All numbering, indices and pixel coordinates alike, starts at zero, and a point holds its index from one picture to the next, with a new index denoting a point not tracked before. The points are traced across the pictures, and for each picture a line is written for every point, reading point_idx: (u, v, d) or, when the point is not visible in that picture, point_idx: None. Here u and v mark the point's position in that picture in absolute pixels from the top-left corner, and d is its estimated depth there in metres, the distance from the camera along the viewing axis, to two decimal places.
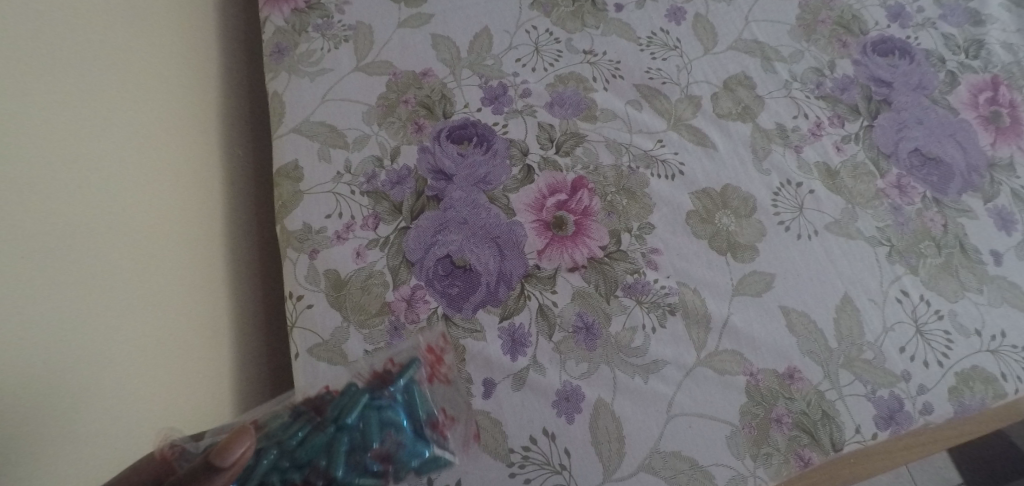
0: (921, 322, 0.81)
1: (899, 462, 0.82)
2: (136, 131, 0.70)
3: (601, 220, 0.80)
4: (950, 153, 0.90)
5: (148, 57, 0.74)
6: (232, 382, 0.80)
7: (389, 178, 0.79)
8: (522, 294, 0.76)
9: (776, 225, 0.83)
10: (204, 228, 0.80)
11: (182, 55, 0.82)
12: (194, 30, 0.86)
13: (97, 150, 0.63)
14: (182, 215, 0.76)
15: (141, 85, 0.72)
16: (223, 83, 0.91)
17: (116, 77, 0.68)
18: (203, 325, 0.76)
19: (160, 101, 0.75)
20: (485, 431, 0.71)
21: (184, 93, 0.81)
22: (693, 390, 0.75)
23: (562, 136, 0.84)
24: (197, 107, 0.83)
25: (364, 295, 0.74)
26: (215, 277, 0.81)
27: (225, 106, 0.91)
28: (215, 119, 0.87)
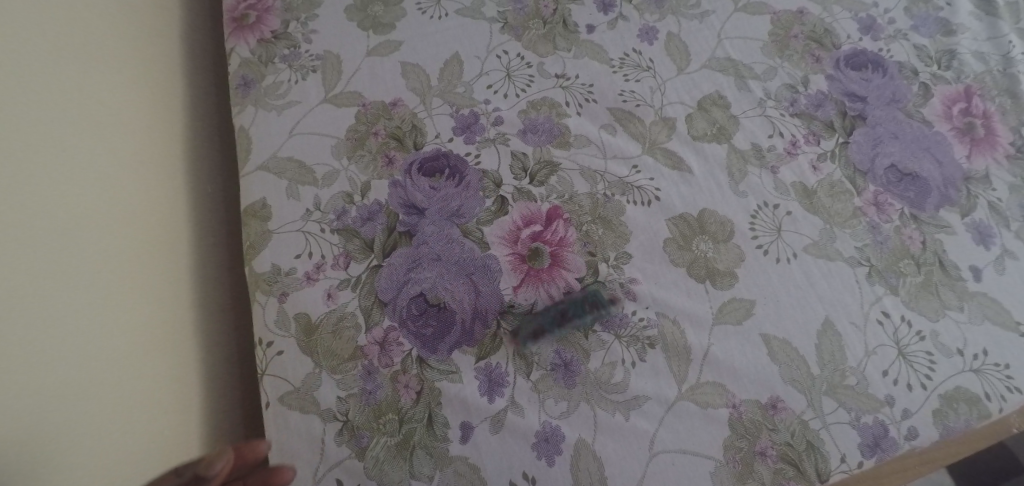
0: (903, 345, 0.81)
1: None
2: (78, 193, 0.67)
3: (578, 251, 0.78)
4: (926, 168, 0.90)
5: (108, 99, 0.73)
6: (203, 429, 0.78)
7: (360, 214, 0.76)
8: (498, 332, 0.73)
9: (754, 249, 0.82)
10: (169, 276, 0.77)
11: (161, 81, 0.83)
12: (175, 61, 0.87)
13: (25, 220, 0.60)
14: (141, 269, 0.73)
15: (84, 142, 0.68)
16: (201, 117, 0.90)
17: (85, 88, 0.69)
18: (168, 379, 0.73)
19: (110, 151, 0.72)
20: (464, 478, 0.68)
21: (160, 117, 0.82)
22: (675, 425, 0.73)
23: (536, 165, 0.81)
24: (170, 133, 0.83)
25: (335, 340, 0.71)
26: (182, 325, 0.78)
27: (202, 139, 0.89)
28: (191, 149, 0.86)
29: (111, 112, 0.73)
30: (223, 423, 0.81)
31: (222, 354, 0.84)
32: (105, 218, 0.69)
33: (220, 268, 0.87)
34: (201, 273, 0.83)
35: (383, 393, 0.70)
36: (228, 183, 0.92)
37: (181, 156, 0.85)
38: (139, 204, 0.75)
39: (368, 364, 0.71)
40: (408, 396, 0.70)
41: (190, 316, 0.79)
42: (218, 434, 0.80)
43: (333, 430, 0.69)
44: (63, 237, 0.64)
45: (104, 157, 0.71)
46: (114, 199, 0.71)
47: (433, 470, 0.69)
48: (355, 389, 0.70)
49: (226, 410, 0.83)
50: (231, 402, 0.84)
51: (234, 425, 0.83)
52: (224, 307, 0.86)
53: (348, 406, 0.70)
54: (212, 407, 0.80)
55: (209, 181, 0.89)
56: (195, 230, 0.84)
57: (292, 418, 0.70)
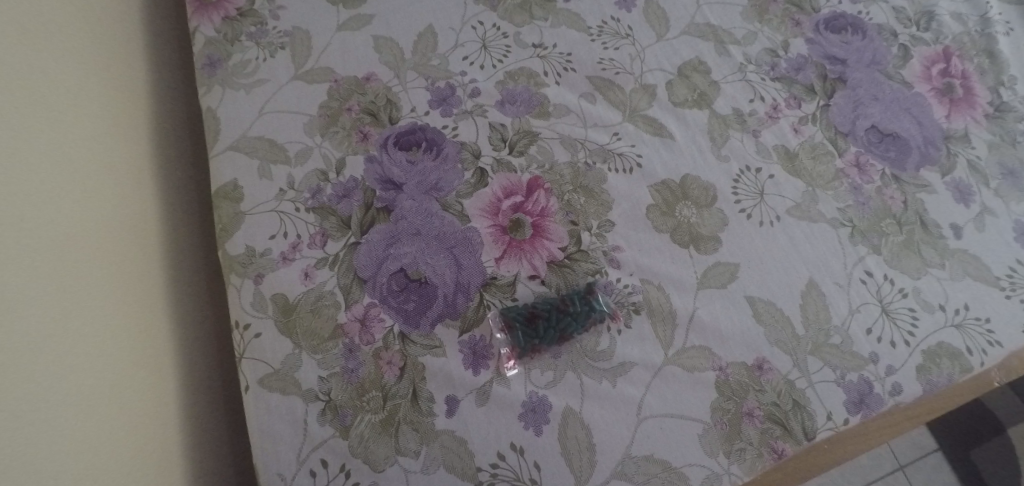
0: (887, 302, 0.81)
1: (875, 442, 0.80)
2: (60, 169, 0.62)
3: (560, 220, 0.77)
4: (906, 128, 0.89)
5: (92, 75, 0.70)
6: (189, 432, 0.72)
7: (335, 191, 0.74)
8: (481, 304, 0.73)
9: (737, 213, 0.82)
10: (141, 270, 0.71)
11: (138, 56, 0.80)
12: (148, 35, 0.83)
13: (26, 192, 0.58)
14: (112, 265, 0.67)
15: (67, 114, 0.65)
16: (180, 94, 0.87)
17: (71, 61, 0.67)
18: (147, 382, 0.68)
19: (70, 137, 0.65)
20: (451, 451, 0.68)
21: (140, 93, 0.79)
22: (663, 390, 0.74)
23: (515, 136, 0.80)
24: (153, 111, 0.80)
25: (314, 319, 0.70)
26: (158, 321, 0.72)
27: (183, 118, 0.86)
28: (173, 126, 0.84)
29: (68, 94, 0.66)
30: (208, 422, 0.76)
31: (201, 349, 0.78)
32: (98, 198, 0.67)
33: (194, 258, 0.81)
34: (174, 265, 0.77)
35: (366, 370, 0.69)
36: (196, 166, 0.86)
37: (146, 139, 0.78)
38: (109, 193, 0.69)
39: (350, 342, 0.70)
40: (392, 373, 0.69)
41: (166, 311, 0.73)
42: (204, 435, 0.75)
43: (316, 410, 0.68)
44: (61, 213, 0.61)
45: (65, 144, 0.64)
46: (98, 176, 0.68)
47: (420, 445, 0.68)
48: (337, 368, 0.69)
49: (210, 409, 0.77)
50: (214, 398, 0.78)
51: (219, 423, 0.78)
52: (200, 298, 0.80)
53: (330, 385, 0.68)
54: (197, 407, 0.75)
55: (176, 164, 0.82)
56: (166, 219, 0.78)
57: (273, 400, 0.68)
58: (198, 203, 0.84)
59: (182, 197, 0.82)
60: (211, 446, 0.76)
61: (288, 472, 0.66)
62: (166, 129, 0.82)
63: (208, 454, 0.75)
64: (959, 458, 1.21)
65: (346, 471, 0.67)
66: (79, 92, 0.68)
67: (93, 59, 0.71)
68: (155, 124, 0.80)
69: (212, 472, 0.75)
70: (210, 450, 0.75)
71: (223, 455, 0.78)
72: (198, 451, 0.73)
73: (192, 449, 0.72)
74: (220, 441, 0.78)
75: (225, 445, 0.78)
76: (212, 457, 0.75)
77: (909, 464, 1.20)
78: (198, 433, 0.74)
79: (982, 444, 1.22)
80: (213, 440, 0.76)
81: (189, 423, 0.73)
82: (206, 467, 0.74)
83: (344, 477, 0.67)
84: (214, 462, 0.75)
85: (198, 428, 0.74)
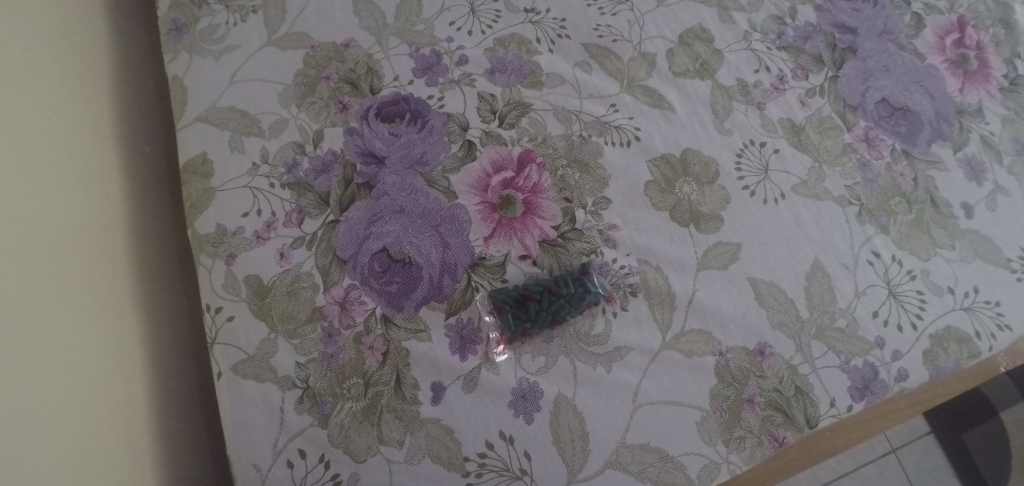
0: (894, 284, 0.77)
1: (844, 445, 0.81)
2: (19, 140, 0.58)
3: (552, 197, 0.73)
4: (918, 102, 0.85)
5: (55, 39, 0.65)
6: (158, 427, 0.67)
7: (313, 165, 0.70)
8: (469, 286, 0.69)
9: (740, 190, 0.78)
10: (102, 251, 0.65)
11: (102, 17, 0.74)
12: None
13: None
14: (66, 247, 0.61)
15: (28, 80, 0.60)
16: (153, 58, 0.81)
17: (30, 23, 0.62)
18: (110, 375, 0.62)
19: (24, 105, 0.59)
20: (437, 440, 0.65)
21: (109, 59, 0.73)
22: (660, 376, 0.70)
23: (505, 107, 0.75)
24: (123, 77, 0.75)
25: (290, 302, 0.66)
26: (122, 308, 0.66)
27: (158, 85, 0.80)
28: (148, 95, 0.78)
29: (16, 56, 0.59)
30: (180, 415, 0.71)
31: (173, 336, 0.72)
32: (62, 172, 0.62)
33: (164, 238, 0.74)
34: (141, 246, 0.71)
35: (346, 356, 0.65)
36: (167, 139, 0.79)
37: (108, 108, 0.71)
38: (75, 167, 0.64)
39: (328, 326, 0.66)
40: (374, 359, 0.66)
41: (132, 297, 0.67)
42: (177, 429, 0.69)
43: (293, 398, 0.64)
44: (21, 187, 0.57)
45: (11, 114, 0.57)
46: (61, 148, 0.63)
47: (403, 434, 0.64)
48: (315, 354, 0.65)
49: (183, 401, 0.71)
50: (188, 389, 0.73)
51: (195, 414, 0.73)
52: (171, 281, 0.74)
53: (308, 372, 0.65)
54: (168, 399, 0.69)
55: (144, 136, 0.75)
56: (132, 196, 0.71)
57: (247, 388, 0.64)
58: (170, 179, 0.77)
59: (159, 170, 0.76)
60: (185, 440, 0.70)
61: (264, 463, 0.63)
62: (139, 97, 0.76)
63: (181, 449, 0.69)
64: (952, 442, 1.18)
65: (326, 462, 0.63)
66: (41, 56, 0.63)
67: (53, 21, 0.66)
68: (127, 92, 0.75)
69: (186, 467, 0.69)
70: (183, 445, 0.70)
71: (199, 450, 0.72)
72: (169, 447, 0.68)
73: (162, 445, 0.67)
74: (195, 434, 0.72)
75: (202, 438, 0.73)
76: (186, 453, 0.70)
77: (902, 447, 1.17)
78: (169, 427, 0.68)
79: (977, 428, 1.19)
80: (188, 434, 0.71)
81: (159, 416, 0.67)
82: (178, 463, 0.68)
83: (323, 468, 0.63)
84: (189, 459, 0.70)
85: (169, 421, 0.69)
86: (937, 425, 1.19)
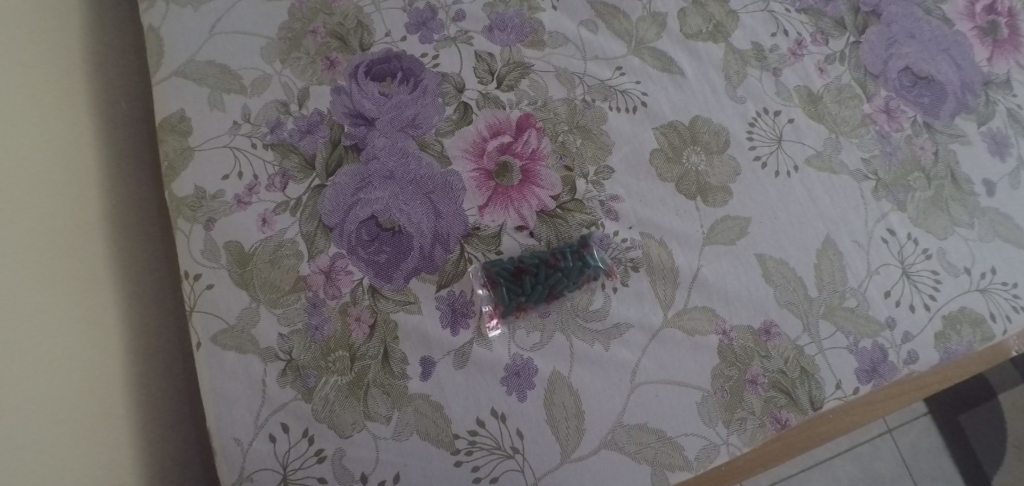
0: (908, 263, 0.74)
1: (822, 438, 0.80)
2: None
3: (552, 165, 0.69)
4: (943, 71, 0.80)
5: None
6: (136, 401, 0.64)
7: (298, 126, 0.66)
8: (462, 257, 0.65)
9: (751, 161, 0.73)
10: (73, 216, 0.61)
11: None
12: None
13: None
14: (32, 211, 0.57)
15: None
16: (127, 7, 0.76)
17: None
18: (83, 348, 0.59)
19: None
20: (425, 416, 0.62)
21: (79, 7, 0.68)
22: (660, 354, 0.67)
23: (504, 67, 0.70)
24: (95, 29, 0.70)
25: (273, 271, 0.63)
26: (95, 275, 0.63)
27: (134, 36, 0.76)
28: (122, 48, 0.74)
29: None
30: (161, 387, 0.68)
31: (153, 305, 0.69)
32: (33, 129, 0.59)
33: (143, 200, 0.71)
34: (117, 207, 0.67)
35: (331, 328, 0.63)
36: (145, 99, 0.74)
37: (79, 60, 0.67)
38: (45, 124, 0.60)
39: (313, 297, 0.63)
40: (361, 331, 0.63)
41: (108, 262, 0.64)
42: (156, 401, 0.67)
43: (275, 371, 0.61)
44: None
45: None
46: (30, 102, 0.59)
47: (391, 410, 0.62)
48: (299, 325, 0.62)
49: (164, 371, 0.69)
50: (170, 359, 0.70)
51: (177, 383, 0.70)
52: (150, 246, 0.71)
53: (291, 344, 0.62)
54: (147, 368, 0.67)
55: (120, 93, 0.71)
56: (109, 156, 0.67)
57: (227, 359, 0.61)
58: (147, 139, 0.73)
59: (138, 129, 0.72)
60: (165, 413, 0.68)
61: (245, 437, 0.61)
62: (113, 50, 0.72)
63: (161, 422, 0.67)
64: (947, 425, 1.16)
65: (309, 437, 0.61)
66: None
67: None
68: (100, 43, 0.70)
69: (167, 442, 0.67)
70: (163, 418, 0.67)
71: (181, 422, 0.70)
72: (147, 420, 0.65)
73: (141, 418, 0.64)
74: (177, 407, 0.69)
75: (185, 409, 0.70)
76: (167, 427, 0.67)
77: (897, 428, 1.15)
78: (149, 399, 0.66)
79: (976, 412, 1.17)
80: (170, 406, 0.68)
81: (138, 385, 0.65)
82: (158, 437, 0.66)
83: (307, 443, 0.61)
84: (169, 432, 0.68)
85: (149, 390, 0.66)
86: (937, 408, 1.16)
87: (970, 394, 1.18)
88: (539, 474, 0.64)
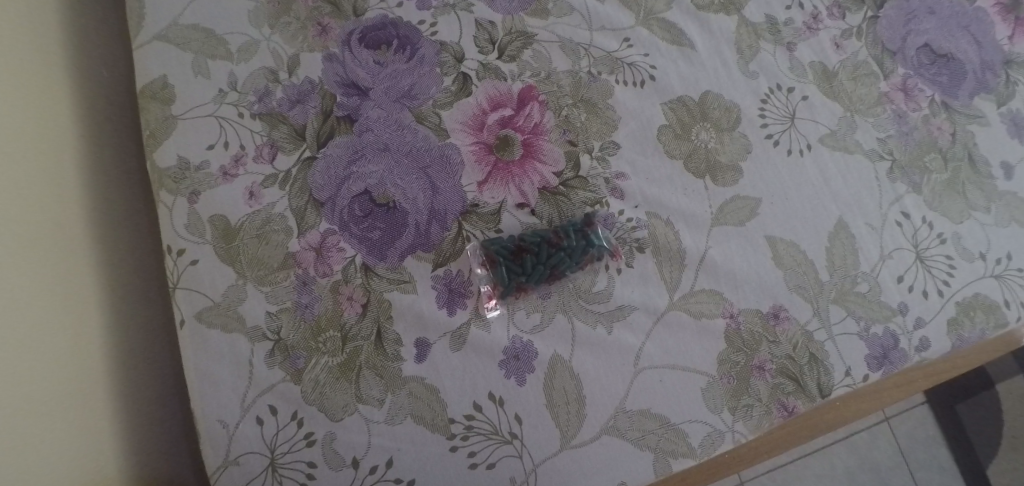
0: (922, 248, 0.71)
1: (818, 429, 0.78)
2: None
3: (555, 139, 0.66)
4: (963, 49, 0.76)
5: None
6: (117, 381, 0.62)
7: (288, 96, 0.63)
8: (459, 235, 0.62)
9: (762, 139, 0.70)
10: (48, 193, 0.58)
11: None
12: None
13: None
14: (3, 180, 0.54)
15: None
16: None
17: None
18: (58, 331, 0.56)
19: None
20: (420, 400, 0.60)
21: None
22: (665, 338, 0.65)
23: (505, 37, 0.67)
24: None
25: (260, 247, 0.60)
26: (71, 253, 0.60)
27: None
28: (102, 12, 0.70)
29: None
30: (145, 368, 0.65)
31: (135, 281, 0.66)
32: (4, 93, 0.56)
33: (126, 172, 0.68)
34: (97, 179, 0.64)
35: (322, 307, 0.60)
36: (127, 66, 0.71)
37: (55, 24, 0.63)
38: (17, 89, 0.57)
39: (303, 274, 0.60)
40: (353, 311, 0.60)
41: (85, 235, 0.62)
42: (139, 381, 0.64)
43: (263, 351, 0.59)
44: None
45: None
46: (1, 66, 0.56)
47: (384, 393, 0.59)
48: (288, 303, 0.60)
49: (148, 351, 0.66)
50: (154, 339, 0.67)
51: (162, 362, 0.67)
52: (132, 221, 0.68)
53: (280, 323, 0.59)
54: (130, 347, 0.64)
55: (99, 58, 0.68)
56: (87, 125, 0.64)
57: (212, 337, 0.59)
58: (128, 108, 0.70)
59: (118, 97, 0.69)
60: (149, 393, 0.65)
61: (231, 419, 0.58)
62: (92, 15, 0.69)
63: (145, 404, 0.64)
64: (950, 415, 1.13)
65: (299, 420, 0.59)
66: None
67: None
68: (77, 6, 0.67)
69: (151, 422, 0.65)
70: (147, 399, 0.65)
71: (167, 404, 0.67)
72: (129, 401, 0.63)
73: (123, 398, 0.62)
74: (162, 389, 0.67)
75: (171, 390, 0.68)
76: (150, 408, 0.65)
77: (894, 415, 1.12)
78: (131, 379, 0.63)
79: (978, 402, 1.15)
80: (154, 386, 0.66)
81: (119, 364, 0.62)
82: (140, 420, 0.64)
83: (296, 426, 0.59)
84: (153, 414, 0.65)
85: (131, 369, 0.64)
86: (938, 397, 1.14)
87: (971, 383, 1.16)
88: (538, 460, 0.61)
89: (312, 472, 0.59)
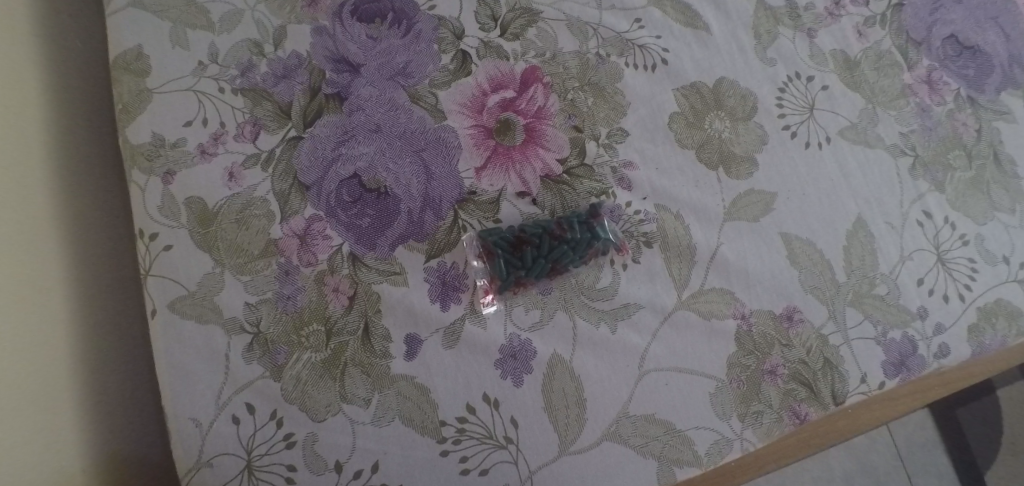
0: (944, 249, 0.67)
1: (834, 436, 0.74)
2: None
3: (559, 124, 0.62)
4: (991, 41, 0.72)
5: None
6: (82, 372, 0.58)
7: (274, 71, 0.59)
8: (454, 225, 0.58)
9: (778, 129, 0.66)
10: (10, 170, 0.54)
11: None
12: None
13: None
14: None
15: None
16: None
17: None
18: (19, 317, 0.52)
19: None
20: (409, 401, 0.56)
21: None
22: (671, 340, 0.60)
23: (509, 14, 0.63)
24: None
25: (239, 232, 0.56)
26: (35, 234, 0.56)
27: None
28: None
29: None
30: (116, 360, 0.61)
31: (105, 265, 0.62)
32: None
33: (98, 150, 0.64)
34: (66, 156, 0.60)
35: (306, 298, 0.56)
36: (102, 36, 0.67)
37: None
38: None
39: (286, 263, 0.56)
40: (339, 303, 0.56)
41: (50, 215, 0.57)
42: (108, 372, 0.60)
43: (241, 344, 0.55)
44: None
45: None
46: None
47: (371, 392, 0.55)
48: (269, 294, 0.56)
49: (118, 340, 0.62)
50: (126, 329, 0.63)
51: (133, 352, 0.63)
52: (104, 202, 0.64)
53: (259, 315, 0.55)
54: (98, 334, 0.60)
55: (71, 27, 0.64)
56: (54, 97, 0.60)
57: (186, 328, 0.55)
58: (102, 82, 0.66)
59: (89, 69, 0.65)
60: (119, 385, 0.61)
61: (205, 417, 0.54)
62: None
63: (114, 397, 0.61)
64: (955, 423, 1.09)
65: (278, 419, 0.55)
66: None
67: None
68: None
69: (119, 417, 0.61)
70: (117, 393, 0.61)
71: (139, 398, 0.63)
72: (96, 395, 0.59)
73: (88, 391, 0.58)
74: (134, 381, 0.63)
75: (144, 383, 0.64)
76: (121, 402, 0.61)
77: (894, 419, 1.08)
78: (98, 370, 0.59)
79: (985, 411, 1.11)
80: (123, 379, 0.62)
81: (85, 353, 0.58)
82: (109, 414, 0.60)
83: (274, 426, 0.55)
84: (124, 409, 0.61)
85: (99, 359, 0.60)
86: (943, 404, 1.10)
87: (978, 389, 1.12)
88: (533, 467, 0.57)
89: (291, 476, 0.55)
